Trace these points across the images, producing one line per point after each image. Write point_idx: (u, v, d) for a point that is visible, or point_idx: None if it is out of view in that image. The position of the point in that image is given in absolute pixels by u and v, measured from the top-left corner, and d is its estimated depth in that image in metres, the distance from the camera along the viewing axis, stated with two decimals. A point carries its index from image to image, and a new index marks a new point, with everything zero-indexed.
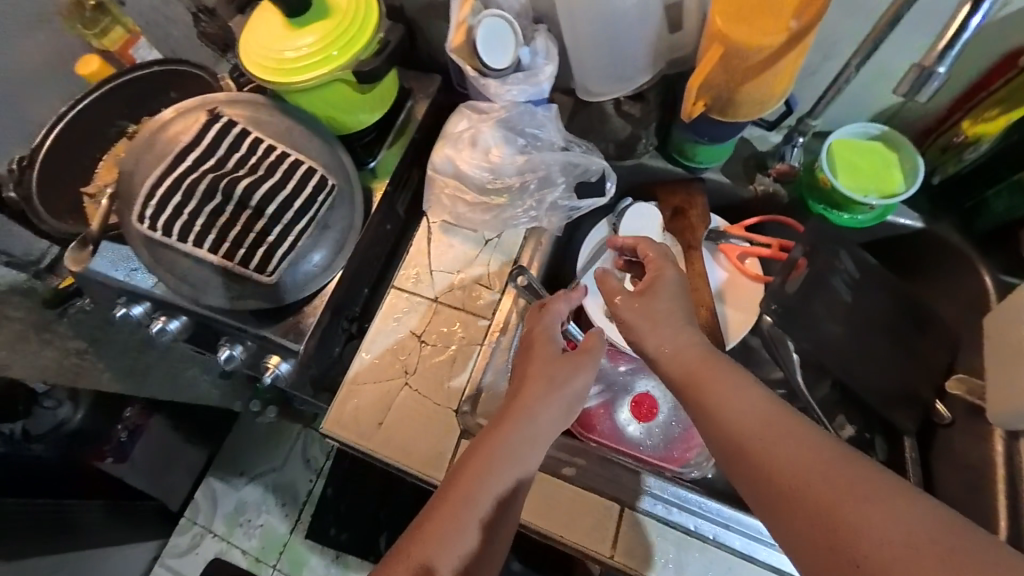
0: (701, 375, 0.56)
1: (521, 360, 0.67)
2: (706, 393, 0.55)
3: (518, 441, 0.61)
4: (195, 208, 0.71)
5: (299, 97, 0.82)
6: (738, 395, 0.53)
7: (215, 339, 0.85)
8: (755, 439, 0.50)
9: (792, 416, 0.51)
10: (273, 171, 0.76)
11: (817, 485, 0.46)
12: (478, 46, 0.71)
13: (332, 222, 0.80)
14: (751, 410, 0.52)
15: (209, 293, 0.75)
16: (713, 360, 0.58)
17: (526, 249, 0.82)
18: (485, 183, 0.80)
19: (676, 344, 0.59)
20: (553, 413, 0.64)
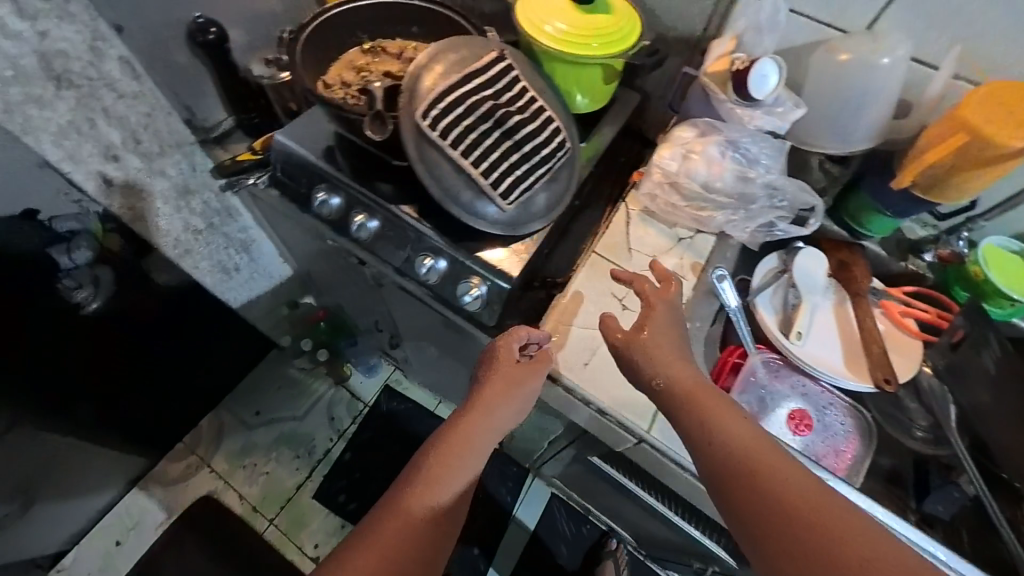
0: (719, 410, 0.61)
1: (488, 362, 0.74)
2: (720, 422, 0.59)
3: (483, 437, 0.70)
4: (470, 124, 0.78)
5: (556, 67, 0.93)
6: (735, 422, 0.59)
7: (412, 249, 0.90)
8: (747, 459, 0.56)
9: (756, 436, 0.58)
10: (534, 116, 0.83)
11: (793, 507, 0.51)
12: (748, 80, 0.81)
13: (561, 177, 0.87)
14: (751, 439, 0.57)
15: (449, 200, 0.80)
16: (677, 371, 0.65)
17: (716, 254, 0.90)
18: (702, 187, 0.88)
19: (683, 372, 0.65)
20: (498, 414, 0.71)
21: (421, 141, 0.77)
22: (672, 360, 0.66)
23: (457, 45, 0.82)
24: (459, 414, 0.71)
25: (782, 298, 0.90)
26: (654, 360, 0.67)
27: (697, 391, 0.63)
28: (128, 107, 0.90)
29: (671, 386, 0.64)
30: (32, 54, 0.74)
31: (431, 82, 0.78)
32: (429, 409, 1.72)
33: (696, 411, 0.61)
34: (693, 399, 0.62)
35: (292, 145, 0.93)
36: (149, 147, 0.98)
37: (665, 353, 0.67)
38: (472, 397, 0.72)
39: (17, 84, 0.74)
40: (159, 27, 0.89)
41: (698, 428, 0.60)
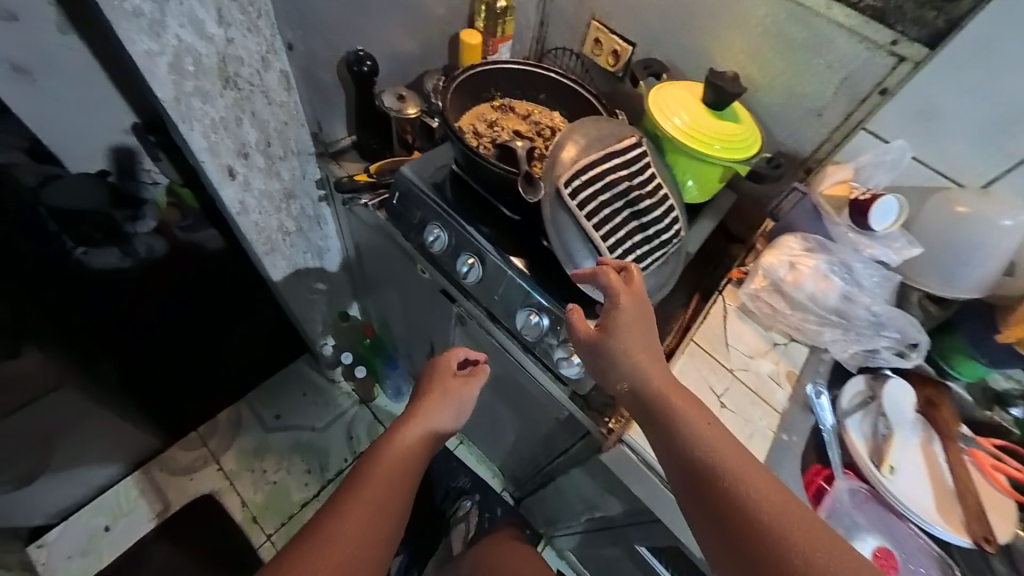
0: (689, 404, 0.64)
1: (427, 381, 0.86)
2: (690, 417, 0.62)
3: (427, 441, 0.80)
4: (604, 200, 0.81)
5: (674, 158, 0.97)
6: (711, 424, 0.62)
7: (513, 302, 0.90)
8: (707, 449, 0.59)
9: (721, 431, 0.61)
10: (659, 201, 0.86)
11: (744, 496, 0.55)
12: (872, 211, 0.85)
13: (673, 262, 0.89)
14: (715, 433, 0.60)
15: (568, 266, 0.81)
16: (654, 365, 0.68)
17: (809, 367, 0.91)
18: (805, 299, 0.90)
19: (662, 369, 0.68)
20: (438, 417, 0.82)
21: (556, 206, 0.80)
22: (650, 354, 0.68)
23: (600, 124, 0.87)
24: (398, 425, 0.80)
25: (871, 425, 0.89)
26: (635, 352, 0.68)
27: (672, 387, 0.66)
28: (274, 113, 0.93)
29: (647, 378, 0.66)
30: (216, 56, 0.78)
31: (575, 154, 0.82)
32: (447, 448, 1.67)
33: (665, 402, 0.64)
34: (668, 394, 0.65)
35: (415, 180, 0.97)
36: (276, 151, 1.00)
37: (646, 349, 0.69)
38: (415, 407, 0.82)
39: (194, 79, 0.78)
40: (320, 50, 0.95)
41: (662, 417, 0.63)
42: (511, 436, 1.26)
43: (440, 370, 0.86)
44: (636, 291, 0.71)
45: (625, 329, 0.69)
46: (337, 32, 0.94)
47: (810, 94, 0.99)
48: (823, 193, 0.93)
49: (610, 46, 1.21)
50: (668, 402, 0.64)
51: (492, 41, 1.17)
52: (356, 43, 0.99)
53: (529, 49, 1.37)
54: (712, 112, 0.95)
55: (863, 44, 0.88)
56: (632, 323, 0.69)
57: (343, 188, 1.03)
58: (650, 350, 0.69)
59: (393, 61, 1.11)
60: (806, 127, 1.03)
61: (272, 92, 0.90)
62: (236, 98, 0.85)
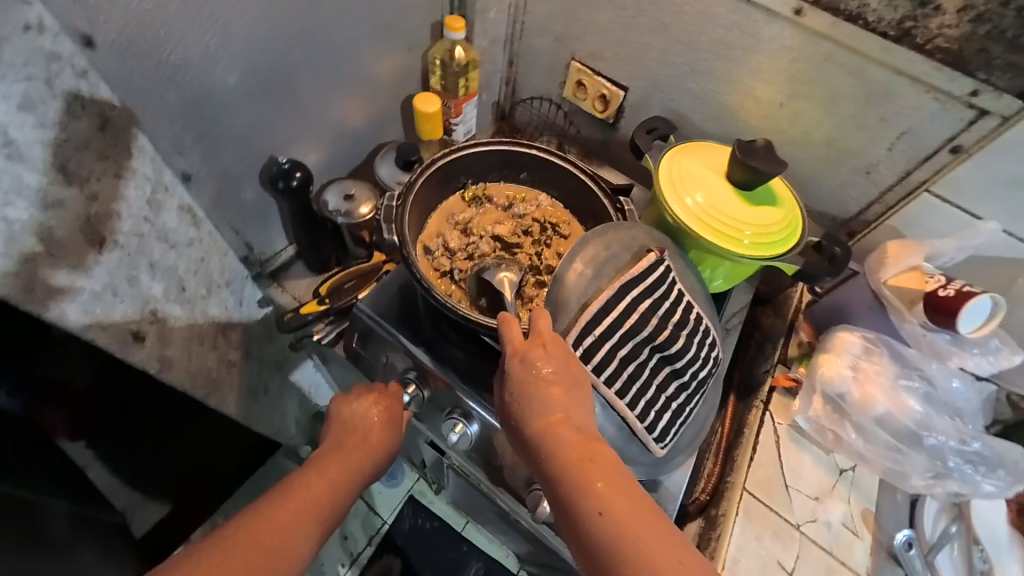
0: (591, 467, 0.50)
1: (344, 427, 0.73)
2: (588, 481, 0.49)
3: (335, 499, 0.65)
4: (627, 352, 0.62)
5: (697, 252, 0.78)
6: (617, 489, 0.48)
7: (516, 469, 0.72)
8: (592, 526, 0.47)
9: (623, 495, 0.48)
10: (694, 331, 0.66)
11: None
12: (962, 316, 0.67)
13: (712, 394, 0.72)
14: (614, 504, 0.47)
15: None
16: (558, 419, 0.54)
17: (884, 497, 0.76)
18: (877, 423, 0.74)
19: (569, 423, 0.54)
20: (357, 475, 0.69)
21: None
22: (552, 406, 0.55)
23: (611, 240, 0.65)
24: (299, 475, 0.65)
25: (964, 561, 0.76)
26: (533, 409, 0.55)
27: (575, 446, 0.52)
28: (181, 255, 0.69)
29: (544, 440, 0.53)
30: (77, 220, 0.54)
31: (584, 293, 0.61)
32: (456, 531, 1.33)
33: (560, 462, 0.51)
34: (567, 460, 0.51)
35: (381, 325, 0.76)
36: (194, 292, 0.74)
37: (553, 404, 0.55)
38: (324, 459, 0.68)
39: (51, 257, 0.53)
40: (233, 165, 0.71)
41: (551, 481, 0.51)
42: (526, 552, 1.08)
43: (371, 416, 0.73)
44: (538, 339, 0.57)
45: (522, 386, 0.56)
46: (252, 138, 0.71)
47: (855, 150, 0.80)
48: (890, 281, 0.76)
49: (597, 90, 0.99)
50: (560, 463, 0.51)
51: (453, 103, 0.94)
52: (279, 143, 0.76)
53: (498, 93, 1.13)
54: (739, 193, 0.75)
55: (929, 94, 0.70)
56: (534, 379, 0.55)
57: (289, 326, 0.82)
58: (560, 401, 0.55)
59: (336, 144, 0.89)
60: (851, 185, 0.84)
61: (172, 233, 0.66)
62: (122, 258, 0.61)
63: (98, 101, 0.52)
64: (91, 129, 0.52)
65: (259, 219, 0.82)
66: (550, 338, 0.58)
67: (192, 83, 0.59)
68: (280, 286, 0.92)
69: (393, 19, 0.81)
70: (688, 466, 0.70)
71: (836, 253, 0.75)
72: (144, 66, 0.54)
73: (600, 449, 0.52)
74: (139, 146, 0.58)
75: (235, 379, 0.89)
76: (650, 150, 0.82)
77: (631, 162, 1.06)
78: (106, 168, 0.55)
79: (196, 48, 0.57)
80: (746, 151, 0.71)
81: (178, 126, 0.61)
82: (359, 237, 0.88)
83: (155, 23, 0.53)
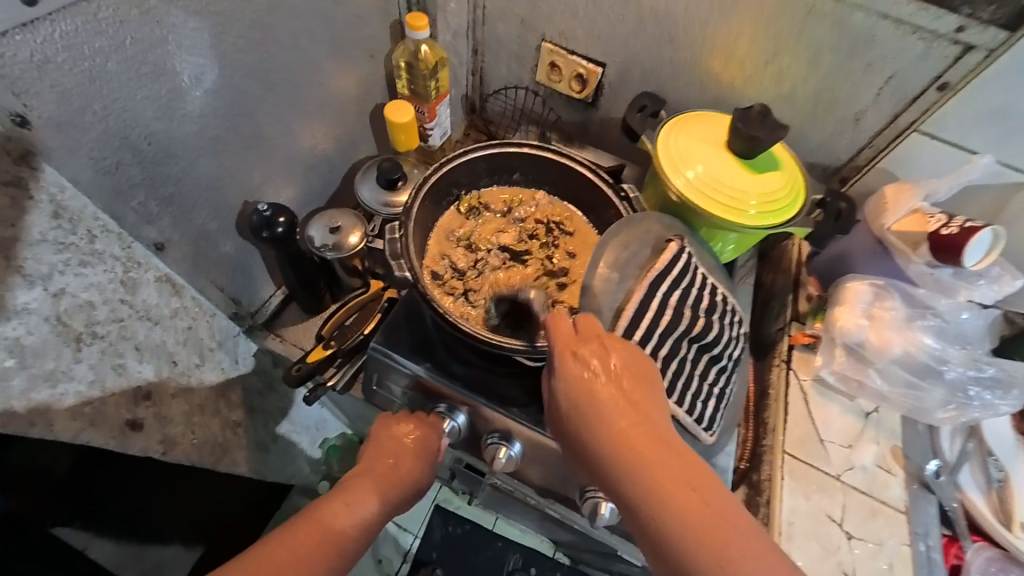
0: (669, 483, 0.46)
1: (374, 453, 0.68)
2: (662, 497, 0.45)
3: (359, 526, 0.59)
4: (666, 351, 0.60)
5: (706, 229, 0.76)
6: (678, 482, 0.46)
7: (564, 481, 0.70)
8: (674, 545, 0.44)
9: (703, 513, 0.44)
10: (722, 314, 0.66)
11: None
12: (968, 251, 0.69)
13: (743, 368, 0.73)
14: (683, 516, 0.44)
15: None
16: (617, 426, 0.49)
17: (909, 432, 0.80)
18: (897, 364, 0.77)
19: (631, 428, 0.49)
20: (384, 505, 0.63)
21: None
22: (612, 414, 0.50)
23: (629, 239, 0.64)
24: (324, 500, 0.60)
25: (983, 472, 0.81)
26: (591, 417, 0.51)
27: (632, 433, 0.48)
28: (166, 330, 0.63)
29: (606, 448, 0.49)
30: (45, 323, 0.48)
31: (615, 298, 0.60)
32: (487, 530, 1.28)
33: (626, 471, 0.47)
34: (634, 471, 0.47)
35: (395, 360, 0.71)
36: (187, 365, 0.67)
37: (603, 407, 0.50)
38: (350, 484, 0.63)
39: (25, 371, 0.48)
40: (205, 222, 0.64)
41: (620, 489, 0.48)
42: (567, 542, 1.09)
43: (403, 441, 0.69)
44: (583, 352, 0.52)
45: (573, 391, 0.52)
46: (220, 187, 0.64)
47: (843, 101, 0.80)
48: (893, 226, 0.78)
49: (573, 70, 0.94)
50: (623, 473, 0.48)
51: (427, 107, 0.87)
52: (249, 186, 0.69)
53: (465, 86, 1.06)
54: (742, 162, 0.73)
55: (916, 34, 0.69)
56: (592, 388, 0.51)
57: (294, 380, 0.73)
58: (616, 406, 0.50)
59: (308, 173, 0.81)
60: (841, 135, 0.84)
61: (153, 310, 0.59)
62: (104, 351, 0.54)
63: (46, 186, 0.44)
64: (43, 220, 0.45)
65: (244, 269, 0.75)
66: (602, 341, 0.53)
67: (149, 143, 0.52)
68: (277, 337, 0.82)
69: (346, 27, 0.74)
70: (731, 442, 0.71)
71: (841, 208, 0.75)
72: (91, 134, 0.46)
73: (671, 456, 0.47)
74: (102, 226, 0.50)
75: (243, 439, 0.84)
76: (645, 133, 0.80)
77: (613, 139, 1.03)
78: (68, 260, 0.48)
79: (146, 103, 0.50)
80: (746, 120, 0.70)
81: (141, 193, 0.53)
82: (351, 267, 0.82)
83: (95, 86, 0.45)
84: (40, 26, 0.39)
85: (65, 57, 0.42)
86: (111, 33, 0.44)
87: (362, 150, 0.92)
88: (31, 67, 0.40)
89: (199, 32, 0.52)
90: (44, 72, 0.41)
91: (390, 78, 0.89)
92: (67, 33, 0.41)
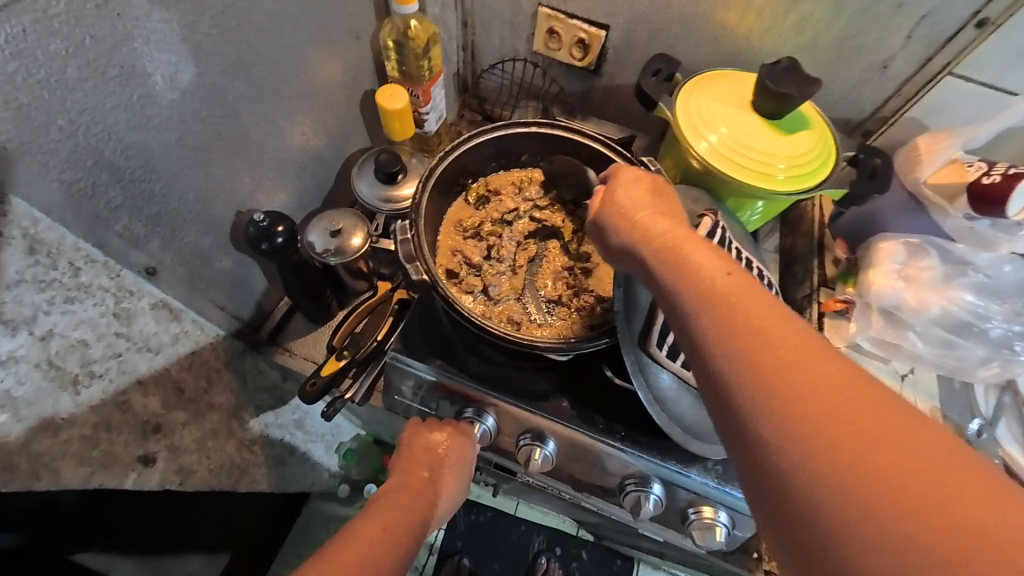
0: (761, 319, 0.34)
1: (407, 464, 0.64)
2: (752, 336, 0.34)
3: (405, 543, 0.54)
4: None
5: (733, 198, 0.72)
6: (747, 302, 0.35)
7: (602, 475, 0.68)
8: (761, 399, 0.32)
9: (813, 358, 0.32)
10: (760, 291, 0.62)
11: (826, 491, 0.29)
12: (1010, 200, 0.65)
13: None
14: (779, 345, 0.33)
15: (697, 439, 0.58)
16: (684, 259, 0.39)
17: (946, 391, 0.78)
18: (933, 323, 0.75)
19: (705, 256, 0.39)
20: (423, 520, 0.59)
21: (671, 381, 0.56)
22: (680, 245, 0.40)
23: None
24: (362, 518, 0.55)
25: (1021, 422, 0.78)
26: (647, 250, 0.42)
27: (689, 251, 0.39)
28: (169, 359, 0.59)
29: (667, 279, 0.39)
30: (36, 369, 0.44)
31: None
32: (509, 516, 1.11)
33: (697, 301, 0.37)
34: (709, 301, 0.36)
35: (415, 367, 0.67)
36: (195, 391, 0.65)
37: (672, 242, 0.41)
38: (386, 501, 0.58)
39: (26, 425, 0.46)
40: (197, 239, 0.59)
41: (687, 327, 0.37)
42: (594, 528, 1.07)
43: (436, 452, 0.65)
44: (642, 201, 0.46)
45: (626, 229, 0.45)
46: (210, 199, 0.59)
47: (871, 47, 0.74)
48: (928, 179, 0.73)
49: (573, 36, 0.87)
50: (694, 303, 0.37)
51: (420, 90, 0.81)
52: (240, 195, 0.64)
53: (456, 62, 0.99)
54: (770, 124, 0.68)
55: None
56: (651, 224, 0.43)
57: (311, 398, 0.69)
58: (693, 243, 0.40)
59: (300, 172, 0.76)
60: (866, 85, 0.79)
61: (151, 339, 0.56)
62: (105, 390, 0.52)
63: (18, 220, 0.39)
64: (19, 258, 0.40)
65: (244, 283, 0.71)
66: (663, 198, 0.47)
67: (127, 158, 0.46)
68: (288, 350, 0.77)
69: (327, 7, 0.67)
70: None
71: (876, 165, 0.71)
72: (60, 155, 0.41)
73: (764, 294, 0.36)
74: (85, 256, 0.45)
75: (259, 457, 0.83)
76: (662, 99, 0.73)
77: (619, 108, 0.97)
78: (52, 298, 0.43)
79: (118, 113, 0.44)
80: (773, 77, 0.64)
81: (125, 215, 0.48)
82: (356, 271, 0.78)
83: (57, 99, 0.39)
84: None
85: (17, 65, 0.36)
86: (67, 33, 0.38)
87: (354, 142, 0.86)
88: None
89: (167, 24, 0.46)
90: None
91: (378, 61, 0.81)
92: (15, 35, 0.35)
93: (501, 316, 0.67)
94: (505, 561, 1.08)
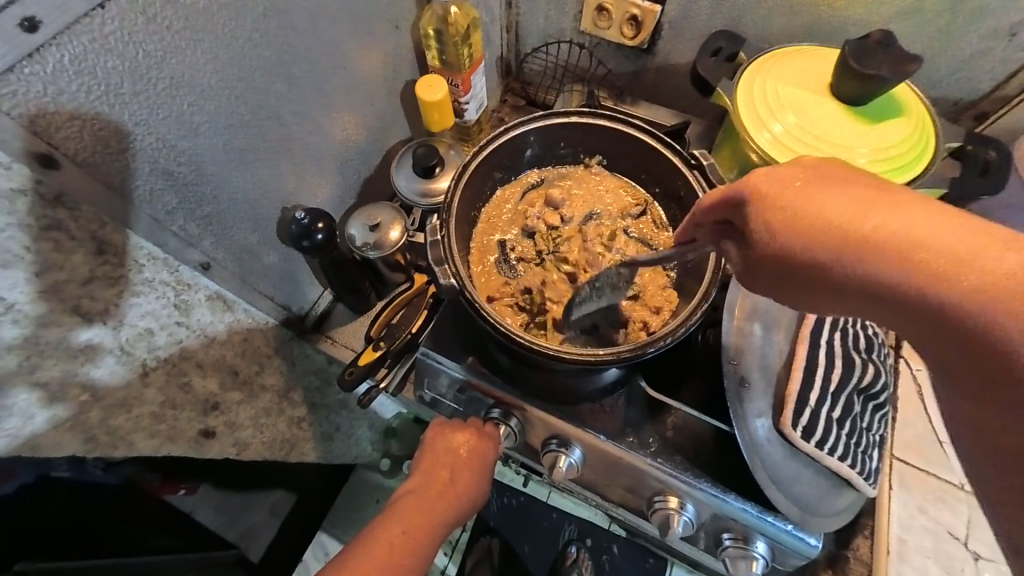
0: (899, 224, 0.31)
1: (429, 463, 0.65)
2: (930, 266, 0.30)
3: (413, 553, 0.57)
4: (815, 400, 0.53)
5: None
6: (898, 221, 0.31)
7: (630, 491, 0.66)
8: (990, 327, 0.29)
9: None
10: (834, 324, 0.57)
11: (964, 320, 0.29)
12: None
13: (881, 366, 0.61)
14: (952, 243, 0.30)
15: (812, 513, 0.54)
16: (876, 199, 0.34)
17: None
18: None
19: (892, 219, 0.32)
20: (435, 525, 0.60)
21: (766, 431, 0.54)
22: (866, 204, 0.33)
23: None
24: (382, 519, 0.60)
25: None
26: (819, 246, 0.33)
27: (839, 226, 0.33)
28: (224, 344, 0.65)
29: (873, 268, 0.32)
30: (110, 355, 0.50)
31: (766, 352, 0.55)
32: (540, 501, 1.11)
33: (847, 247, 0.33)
34: (876, 235, 0.32)
35: (446, 365, 0.67)
36: (248, 373, 0.71)
37: (835, 216, 0.33)
38: (405, 504, 0.61)
39: (103, 403, 0.52)
40: (246, 236, 0.62)
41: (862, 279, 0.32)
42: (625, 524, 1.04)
43: (459, 454, 0.65)
44: (789, 199, 0.35)
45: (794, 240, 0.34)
46: (257, 198, 0.62)
47: (992, 10, 0.61)
48: None
49: (625, 13, 0.79)
50: (907, 272, 0.31)
51: (460, 79, 0.79)
52: (285, 192, 0.67)
53: (500, 45, 0.94)
54: (852, 111, 0.59)
55: None
56: (826, 232, 0.33)
57: (349, 387, 0.72)
58: (882, 216, 0.32)
59: (344, 166, 0.78)
60: (984, 57, 0.65)
61: (208, 328, 0.61)
62: (169, 373, 0.58)
63: (86, 225, 0.43)
64: (90, 258, 0.44)
65: (291, 275, 0.74)
66: (818, 184, 0.35)
67: (180, 164, 0.49)
68: (330, 339, 0.81)
69: (363, 2, 0.66)
70: (878, 463, 0.58)
71: (989, 158, 0.59)
72: (121, 164, 0.43)
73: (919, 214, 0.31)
74: (148, 254, 0.49)
75: (308, 432, 0.90)
76: (720, 83, 0.66)
77: (673, 91, 0.89)
78: (121, 292, 0.48)
79: (168, 122, 0.46)
80: (862, 54, 0.55)
81: (180, 217, 0.51)
82: (393, 263, 0.79)
83: (115, 112, 0.42)
84: (46, 52, 0.36)
85: (78, 84, 0.38)
86: (120, 49, 0.40)
87: (395, 133, 0.86)
88: (46, 99, 0.37)
89: (211, 29, 0.47)
90: (61, 102, 0.38)
91: (418, 50, 0.81)
92: (76, 56, 0.38)
93: (546, 330, 0.64)
94: (536, 546, 1.07)
